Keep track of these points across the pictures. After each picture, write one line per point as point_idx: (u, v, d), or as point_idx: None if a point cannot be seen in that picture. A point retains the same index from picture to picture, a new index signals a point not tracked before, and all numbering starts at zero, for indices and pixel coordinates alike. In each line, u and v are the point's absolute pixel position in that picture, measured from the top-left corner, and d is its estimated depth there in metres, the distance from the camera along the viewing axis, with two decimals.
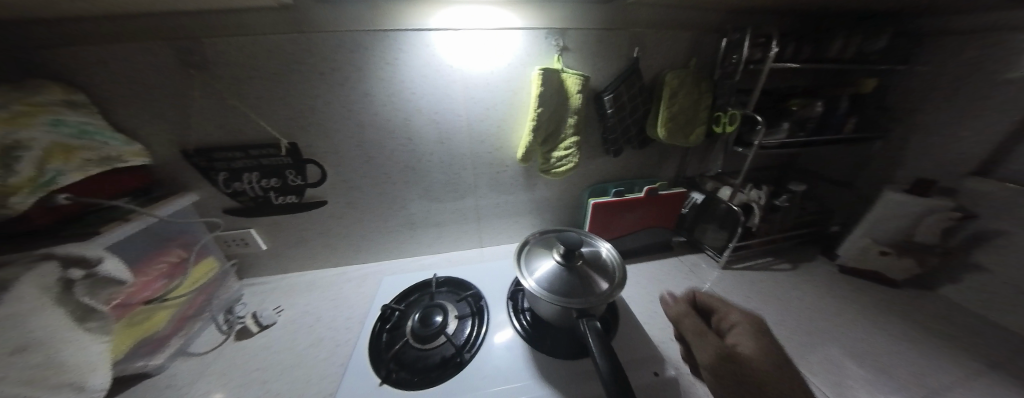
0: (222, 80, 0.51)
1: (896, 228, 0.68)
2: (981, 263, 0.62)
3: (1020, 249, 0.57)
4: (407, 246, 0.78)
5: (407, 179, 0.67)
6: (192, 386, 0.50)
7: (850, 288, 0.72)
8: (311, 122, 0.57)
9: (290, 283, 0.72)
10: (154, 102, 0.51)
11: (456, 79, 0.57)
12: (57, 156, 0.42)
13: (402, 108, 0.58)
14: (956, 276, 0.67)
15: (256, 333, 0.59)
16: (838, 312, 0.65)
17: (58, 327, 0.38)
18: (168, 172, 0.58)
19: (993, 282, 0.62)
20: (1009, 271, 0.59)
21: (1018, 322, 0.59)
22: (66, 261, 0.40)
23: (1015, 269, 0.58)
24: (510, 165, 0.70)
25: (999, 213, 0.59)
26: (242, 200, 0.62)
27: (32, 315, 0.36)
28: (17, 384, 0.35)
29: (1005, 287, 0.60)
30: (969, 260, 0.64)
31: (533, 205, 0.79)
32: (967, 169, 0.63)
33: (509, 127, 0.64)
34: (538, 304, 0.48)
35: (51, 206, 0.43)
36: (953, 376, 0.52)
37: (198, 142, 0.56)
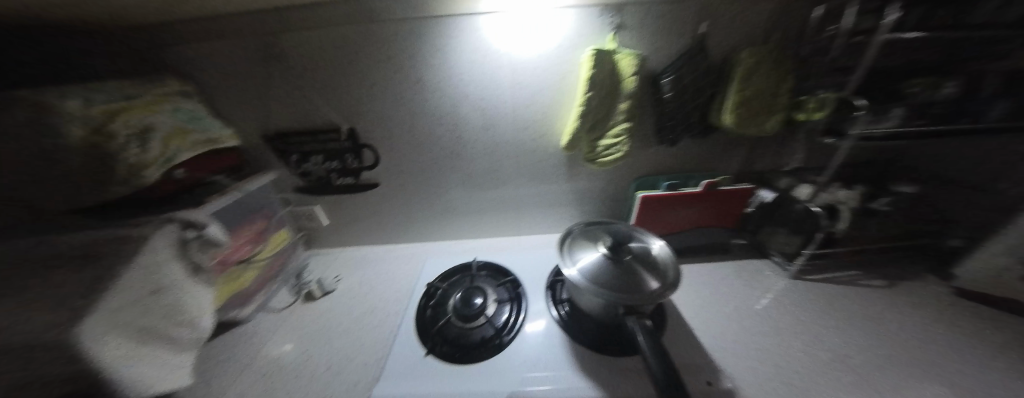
0: (294, 71, 0.56)
1: None
2: None
3: None
4: (448, 230, 0.81)
5: (452, 164, 0.69)
6: (272, 336, 0.59)
7: (972, 317, 0.58)
8: (368, 109, 0.61)
9: (347, 256, 0.80)
10: (242, 92, 0.59)
11: (503, 63, 0.56)
12: (176, 139, 0.52)
13: (449, 94, 0.59)
14: None
15: (320, 298, 0.67)
16: (944, 342, 0.54)
17: (176, 278, 0.48)
18: (253, 154, 0.67)
19: None
20: None
21: None
22: (184, 224, 0.49)
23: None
24: (553, 154, 0.68)
25: None
26: (310, 180, 0.70)
27: (160, 266, 0.46)
28: (151, 320, 0.44)
29: None
30: None
31: (574, 196, 0.76)
32: None
33: (555, 113, 0.62)
34: (579, 294, 0.47)
35: (172, 179, 0.52)
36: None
37: (276, 127, 0.63)
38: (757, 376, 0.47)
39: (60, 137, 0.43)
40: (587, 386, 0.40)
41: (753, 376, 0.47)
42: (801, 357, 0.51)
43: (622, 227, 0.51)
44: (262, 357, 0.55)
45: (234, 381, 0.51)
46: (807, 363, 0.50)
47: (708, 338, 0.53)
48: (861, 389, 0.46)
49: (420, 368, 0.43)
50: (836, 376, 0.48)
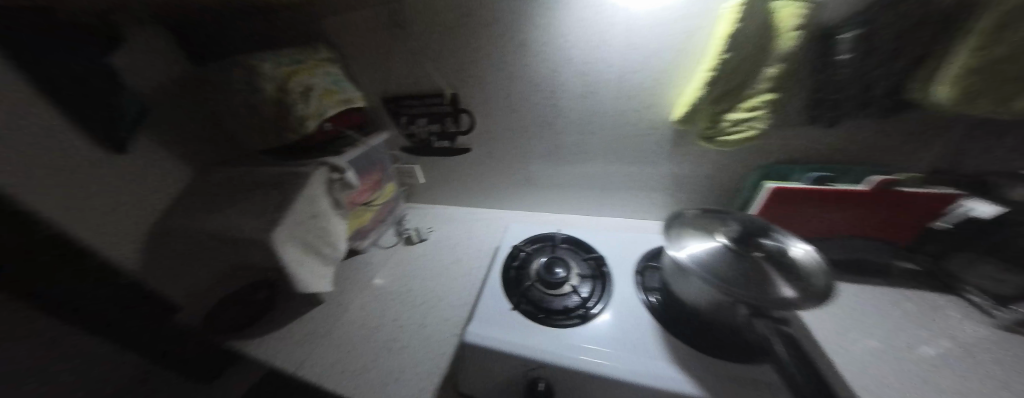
0: (413, 37, 0.61)
1: None
2: None
3: None
4: (526, 200, 0.84)
5: (542, 134, 0.68)
6: (383, 267, 0.72)
7: None
8: (471, 74, 0.63)
9: (436, 212, 0.91)
10: (371, 57, 0.67)
11: (619, 21, 0.50)
12: (326, 97, 0.64)
13: (552, 58, 0.57)
14: None
15: (416, 244, 0.78)
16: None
17: (324, 210, 0.61)
18: (374, 114, 0.77)
19: None
20: None
21: None
22: (332, 167, 0.61)
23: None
24: (658, 129, 0.61)
25: None
26: (414, 141, 0.78)
27: (317, 198, 0.59)
28: (308, 238, 0.58)
29: None
30: None
31: (670, 179, 0.68)
32: None
33: (671, 81, 0.54)
34: (682, 283, 0.43)
35: (323, 131, 0.65)
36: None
37: (393, 91, 0.71)
38: None
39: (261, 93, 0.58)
40: (683, 378, 0.37)
41: None
42: None
43: (750, 221, 0.43)
44: (376, 282, 0.68)
45: (359, 295, 0.65)
46: None
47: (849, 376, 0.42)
48: None
49: (509, 320, 0.46)
50: None
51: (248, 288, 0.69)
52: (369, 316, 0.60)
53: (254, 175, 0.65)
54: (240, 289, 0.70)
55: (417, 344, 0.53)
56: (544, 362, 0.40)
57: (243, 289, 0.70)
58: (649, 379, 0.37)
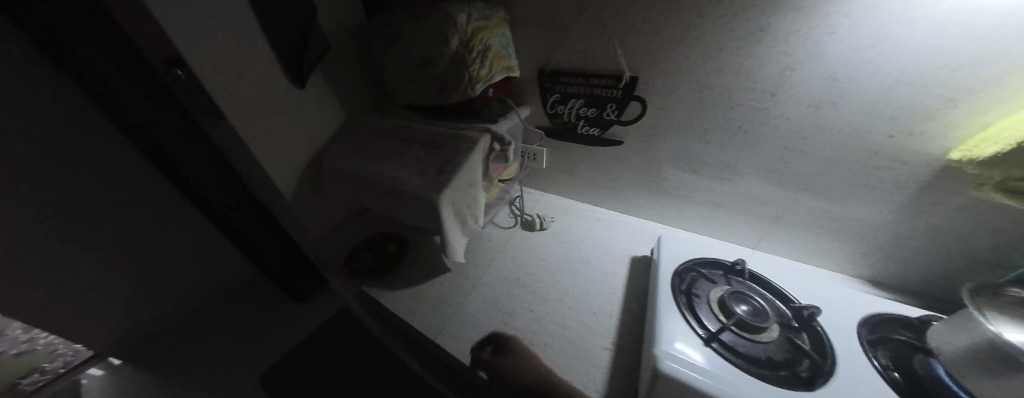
0: (610, 5, 0.54)
1: None
2: None
3: None
4: (661, 210, 0.75)
5: (726, 141, 0.58)
6: (505, 247, 0.70)
7: None
8: (663, 58, 0.55)
9: (550, 201, 0.86)
10: (548, 25, 0.62)
11: (932, 15, 0.36)
12: (496, 61, 0.60)
13: (794, 51, 0.45)
14: None
15: (535, 231, 0.74)
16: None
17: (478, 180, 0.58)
18: (522, 86, 0.73)
19: None
20: None
21: None
22: (494, 136, 0.58)
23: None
24: (916, 166, 0.45)
25: None
26: (556, 122, 0.72)
27: (476, 166, 0.56)
28: (461, 204, 0.56)
29: None
30: None
31: (893, 233, 0.53)
32: None
33: (975, 105, 0.38)
34: (1003, 382, 0.31)
35: (484, 96, 0.64)
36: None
37: (556, 65, 0.66)
38: None
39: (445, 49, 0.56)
40: None
41: None
42: None
43: None
44: (501, 262, 0.66)
45: (487, 272, 0.63)
46: None
47: None
48: None
49: (705, 358, 0.39)
50: None
51: (381, 242, 0.71)
52: (502, 299, 0.57)
53: (411, 130, 0.64)
54: (375, 239, 0.72)
55: (564, 345, 0.49)
56: None
57: (376, 239, 0.72)
58: None
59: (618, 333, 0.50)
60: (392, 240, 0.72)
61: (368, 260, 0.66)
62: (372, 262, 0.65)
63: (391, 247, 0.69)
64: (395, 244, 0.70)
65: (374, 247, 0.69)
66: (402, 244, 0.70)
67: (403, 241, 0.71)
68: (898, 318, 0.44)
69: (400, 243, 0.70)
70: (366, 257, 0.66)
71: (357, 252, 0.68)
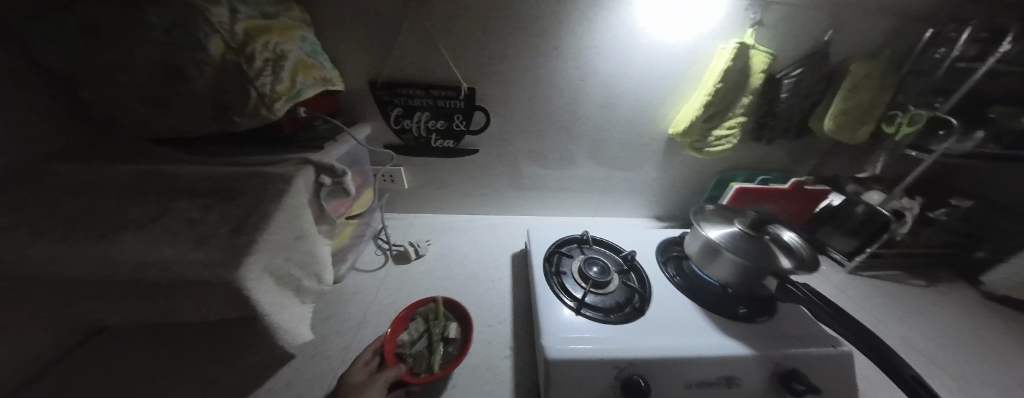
0: (431, 16, 0.53)
1: None
2: None
3: None
4: (527, 205, 0.82)
5: (558, 138, 0.69)
6: (377, 294, 0.58)
7: (1006, 318, 0.65)
8: (495, 69, 0.59)
9: (424, 222, 0.79)
10: (365, 32, 0.54)
11: (644, 42, 0.56)
12: (302, 71, 0.48)
13: (582, 67, 0.59)
14: None
15: (413, 260, 0.66)
16: (1008, 345, 0.59)
17: (307, 228, 0.44)
18: (352, 102, 0.62)
19: None
20: None
21: None
22: (318, 168, 0.45)
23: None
24: (656, 139, 0.70)
25: None
26: (406, 139, 0.66)
27: (302, 210, 0.43)
28: (291, 266, 0.42)
29: None
30: None
31: (657, 183, 0.80)
32: None
33: (671, 99, 0.64)
34: (710, 263, 0.52)
35: (294, 117, 0.49)
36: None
37: (387, 77, 0.59)
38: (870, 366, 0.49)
39: (201, 54, 0.38)
40: (734, 341, 0.44)
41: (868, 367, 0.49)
42: (894, 336, 0.58)
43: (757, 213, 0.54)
44: (372, 314, 0.54)
45: (356, 337, 0.50)
46: (900, 344, 0.57)
47: None
48: (926, 363, 0.54)
49: (579, 325, 0.45)
50: (906, 352, 0.55)
51: (433, 316, 0.50)
52: None
53: (168, 177, 0.41)
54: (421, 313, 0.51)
55: (467, 378, 0.44)
56: (631, 358, 0.40)
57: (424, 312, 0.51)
58: (716, 350, 0.43)
59: (515, 337, 0.51)
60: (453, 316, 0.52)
61: (418, 347, 0.45)
62: (419, 347, 0.46)
63: (451, 332, 0.48)
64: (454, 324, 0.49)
65: (425, 324, 0.49)
66: (465, 327, 0.49)
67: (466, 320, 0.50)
68: (671, 239, 0.67)
69: (463, 323, 0.50)
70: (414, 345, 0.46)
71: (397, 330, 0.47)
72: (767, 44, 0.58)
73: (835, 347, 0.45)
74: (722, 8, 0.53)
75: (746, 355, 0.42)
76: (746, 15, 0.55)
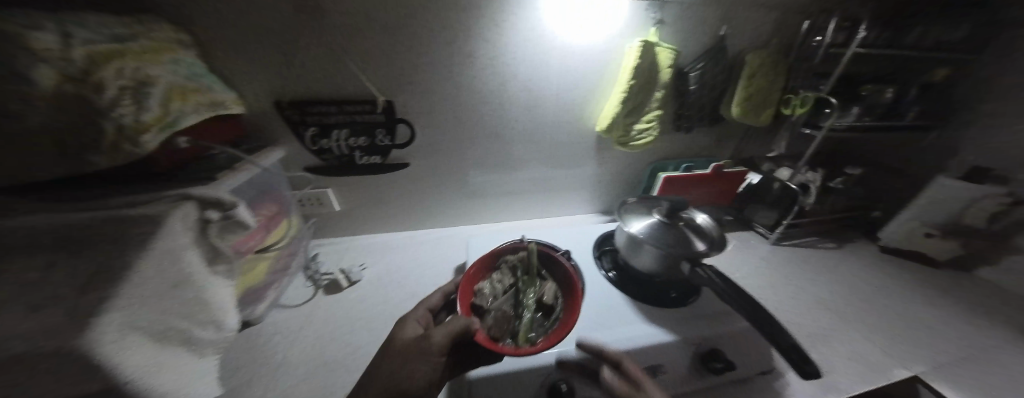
0: (330, 30, 0.50)
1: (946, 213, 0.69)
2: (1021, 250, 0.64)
3: None
4: (474, 214, 0.81)
5: (491, 144, 0.69)
6: (298, 333, 0.53)
7: (899, 268, 0.73)
8: (410, 80, 0.57)
9: (361, 244, 0.74)
10: (260, 50, 0.50)
11: (556, 45, 0.57)
12: (178, 97, 0.42)
13: (499, 72, 0.59)
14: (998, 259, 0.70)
15: (346, 288, 0.62)
16: (901, 292, 0.67)
17: (195, 267, 0.40)
18: (259, 125, 0.57)
19: None
20: None
21: None
22: (202, 203, 0.40)
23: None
24: (588, 137, 0.72)
25: None
26: (327, 158, 0.62)
27: (181, 252, 0.38)
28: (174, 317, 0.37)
29: None
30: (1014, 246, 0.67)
31: (599, 178, 0.82)
32: None
33: (594, 97, 0.66)
34: (636, 255, 0.53)
35: (174, 150, 0.43)
36: (1000, 344, 0.57)
37: (294, 95, 0.55)
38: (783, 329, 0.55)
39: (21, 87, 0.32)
40: (658, 330, 0.45)
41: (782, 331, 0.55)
42: (810, 300, 0.63)
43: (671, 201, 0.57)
44: (293, 354, 0.49)
45: (273, 384, 0.45)
46: (814, 306, 0.62)
47: None
48: (835, 319, 0.59)
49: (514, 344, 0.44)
50: (818, 312, 0.60)
51: (522, 274, 0.51)
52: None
53: None
54: (508, 268, 0.52)
55: None
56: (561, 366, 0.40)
57: (513, 266, 0.52)
58: (642, 341, 0.43)
59: None
60: (544, 278, 0.52)
61: (499, 303, 0.46)
62: (501, 303, 0.46)
63: (541, 298, 0.47)
64: (541, 292, 0.49)
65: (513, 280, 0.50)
66: (556, 297, 0.48)
67: (565, 286, 0.49)
68: (609, 233, 0.69)
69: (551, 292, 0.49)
70: (498, 299, 0.47)
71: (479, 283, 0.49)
72: (671, 40, 0.62)
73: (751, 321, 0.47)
74: (623, 10, 0.56)
75: (669, 341, 0.44)
76: (647, 15, 0.58)
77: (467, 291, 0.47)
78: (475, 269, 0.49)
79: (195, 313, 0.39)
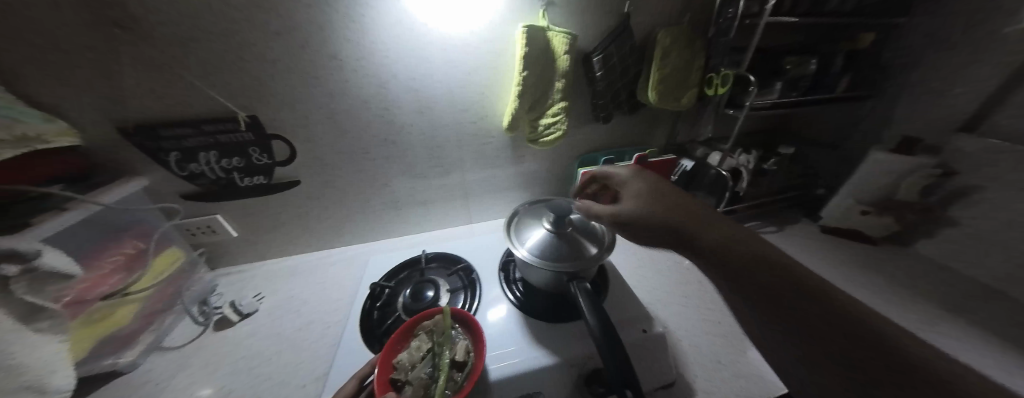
0: (154, 42, 0.43)
1: (879, 188, 0.66)
2: (958, 220, 0.64)
3: (993, 203, 0.59)
4: (392, 226, 0.76)
5: (389, 153, 0.63)
6: (171, 380, 0.48)
7: (835, 248, 0.71)
8: (272, 92, 0.51)
9: (268, 271, 0.70)
10: (72, 72, 0.43)
11: (432, 38, 0.51)
12: None
13: (374, 74, 0.53)
14: (932, 231, 0.69)
15: (238, 322, 0.58)
16: (829, 276, 0.64)
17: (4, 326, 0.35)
18: (107, 155, 0.50)
19: (967, 236, 0.64)
20: (984, 226, 0.61)
21: (989, 273, 0.62)
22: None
23: (986, 224, 0.60)
24: (497, 136, 0.67)
25: (981, 167, 0.59)
26: (202, 183, 0.57)
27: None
28: None
29: (979, 240, 0.62)
30: (945, 217, 0.66)
31: (522, 178, 0.77)
32: (956, 125, 0.63)
33: (493, 92, 0.60)
34: (528, 270, 0.49)
35: None
36: (924, 321, 0.55)
37: (137, 118, 0.48)
38: (688, 329, 0.51)
39: None
40: (540, 354, 0.41)
41: (689, 331, 0.51)
42: None
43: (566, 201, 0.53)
44: None
45: None
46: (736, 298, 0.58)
47: (644, 294, 0.57)
48: None
49: None
50: None
51: (441, 333, 0.40)
52: None
53: None
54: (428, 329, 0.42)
55: None
56: None
57: (431, 330, 0.41)
58: (516, 367, 0.39)
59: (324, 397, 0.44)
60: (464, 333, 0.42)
61: (416, 375, 0.36)
62: (418, 377, 0.36)
63: (457, 353, 0.37)
64: (465, 342, 0.40)
65: (431, 343, 0.40)
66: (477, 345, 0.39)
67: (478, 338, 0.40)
68: None
69: (475, 340, 0.39)
70: (415, 371, 0.37)
71: (393, 356, 0.38)
72: (567, 24, 0.55)
73: (644, 331, 0.44)
74: None
75: (545, 366, 0.40)
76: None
77: (386, 364, 0.38)
78: (390, 338, 0.39)
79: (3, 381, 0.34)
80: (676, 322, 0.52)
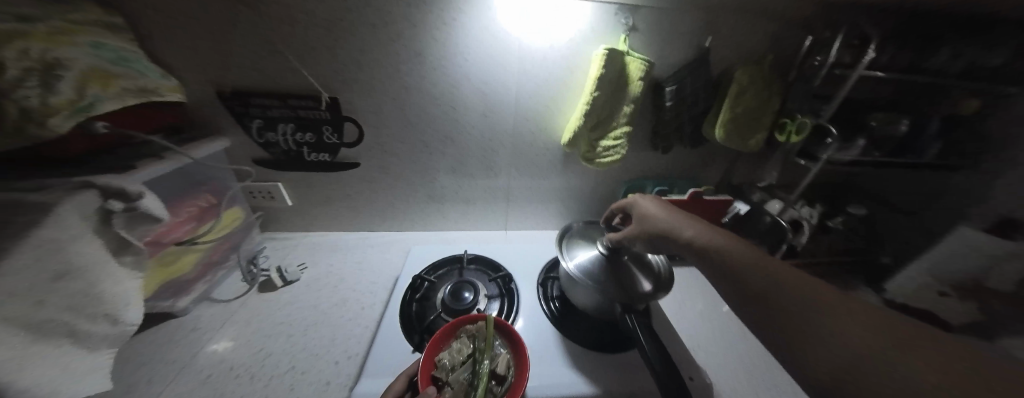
0: (265, 20, 0.47)
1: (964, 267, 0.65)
2: None
3: None
4: (431, 219, 0.78)
5: (446, 150, 0.65)
6: (215, 331, 0.51)
7: None
8: (356, 78, 0.54)
9: (310, 242, 0.73)
10: (192, 38, 0.47)
11: (513, 48, 0.52)
12: (98, 81, 0.38)
13: (450, 74, 0.55)
14: None
15: (280, 288, 0.60)
16: None
17: (94, 256, 0.37)
18: (201, 114, 0.55)
19: None
20: None
21: None
22: (106, 192, 0.37)
23: None
24: (552, 149, 0.67)
25: None
26: (274, 152, 0.60)
27: (87, 241, 0.36)
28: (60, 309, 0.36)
29: None
30: None
31: (565, 193, 0.76)
32: None
33: (558, 107, 0.61)
34: (572, 290, 0.48)
35: (88, 134, 0.41)
36: None
37: (234, 86, 0.53)
38: (732, 383, 0.48)
39: None
40: (579, 380, 0.40)
41: (733, 386, 0.47)
42: None
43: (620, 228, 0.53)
44: (207, 354, 0.47)
45: (168, 385, 0.42)
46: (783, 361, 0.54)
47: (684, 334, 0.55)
48: None
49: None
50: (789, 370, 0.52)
51: (482, 339, 0.40)
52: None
53: None
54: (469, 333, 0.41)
55: None
56: None
57: (473, 335, 0.41)
58: (555, 390, 0.38)
59: (356, 379, 0.45)
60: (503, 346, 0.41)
61: (456, 377, 0.36)
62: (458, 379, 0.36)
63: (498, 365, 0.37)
64: (506, 355, 0.39)
65: (471, 348, 0.39)
66: (518, 363, 0.38)
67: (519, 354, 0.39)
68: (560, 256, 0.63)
69: (516, 355, 0.39)
70: (455, 374, 0.37)
71: (435, 353, 0.39)
72: (645, 51, 0.55)
73: (690, 379, 0.43)
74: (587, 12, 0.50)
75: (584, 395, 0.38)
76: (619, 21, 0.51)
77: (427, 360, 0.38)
78: (435, 334, 0.40)
79: (86, 306, 0.37)
80: (721, 374, 0.49)
